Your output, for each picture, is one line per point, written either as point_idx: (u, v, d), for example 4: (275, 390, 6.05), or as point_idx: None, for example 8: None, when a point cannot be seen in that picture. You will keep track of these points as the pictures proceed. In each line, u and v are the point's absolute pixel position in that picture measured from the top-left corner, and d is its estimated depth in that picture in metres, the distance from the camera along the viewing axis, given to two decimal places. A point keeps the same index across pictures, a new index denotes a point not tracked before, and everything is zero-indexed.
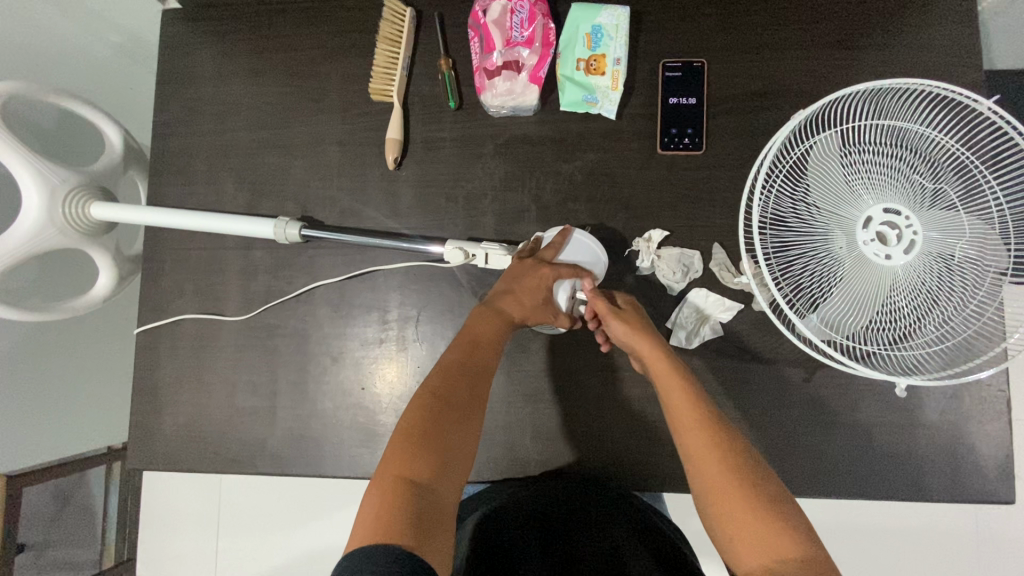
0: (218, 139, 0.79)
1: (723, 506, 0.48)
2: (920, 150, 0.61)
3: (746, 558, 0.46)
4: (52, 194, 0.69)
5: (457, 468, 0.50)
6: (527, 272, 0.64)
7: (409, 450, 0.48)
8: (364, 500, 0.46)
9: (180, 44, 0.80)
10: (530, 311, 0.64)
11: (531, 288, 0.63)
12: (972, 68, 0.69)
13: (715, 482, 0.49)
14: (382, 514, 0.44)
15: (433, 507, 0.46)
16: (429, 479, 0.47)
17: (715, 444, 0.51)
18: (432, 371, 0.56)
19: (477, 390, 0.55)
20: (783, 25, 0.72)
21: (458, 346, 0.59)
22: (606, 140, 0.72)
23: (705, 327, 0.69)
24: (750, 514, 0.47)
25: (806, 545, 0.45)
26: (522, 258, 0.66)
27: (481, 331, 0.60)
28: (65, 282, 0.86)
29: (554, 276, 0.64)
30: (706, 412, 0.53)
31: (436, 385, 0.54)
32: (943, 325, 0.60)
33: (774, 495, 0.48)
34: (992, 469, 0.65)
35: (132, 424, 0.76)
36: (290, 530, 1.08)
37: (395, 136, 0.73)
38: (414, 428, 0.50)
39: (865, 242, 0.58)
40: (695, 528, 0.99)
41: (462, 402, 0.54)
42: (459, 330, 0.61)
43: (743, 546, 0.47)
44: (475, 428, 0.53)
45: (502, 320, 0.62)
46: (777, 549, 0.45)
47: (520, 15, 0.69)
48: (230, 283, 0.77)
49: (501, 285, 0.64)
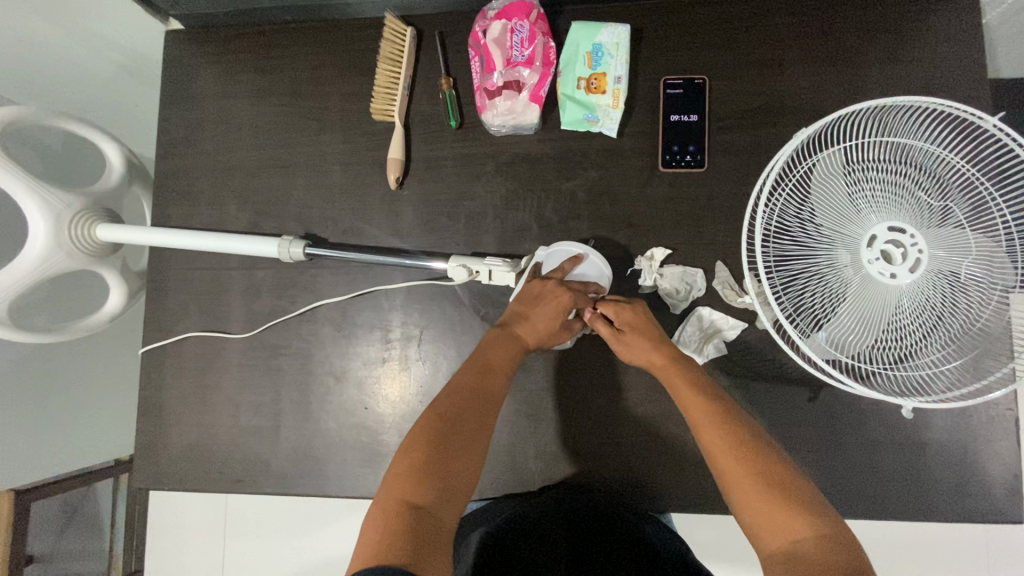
0: (221, 159, 0.79)
1: (737, 490, 0.48)
2: (926, 167, 0.60)
3: (765, 537, 0.46)
4: (57, 216, 0.69)
5: (460, 492, 0.50)
6: (543, 298, 0.63)
7: (412, 473, 0.48)
8: (368, 523, 0.46)
9: (182, 65, 0.80)
10: (546, 336, 0.62)
11: (547, 313, 0.62)
12: (977, 82, 0.68)
13: (728, 467, 0.49)
14: (384, 537, 0.44)
15: (435, 533, 0.46)
16: (431, 504, 0.47)
17: (726, 432, 0.51)
18: (441, 391, 0.56)
19: (484, 413, 0.55)
20: (784, 40, 0.71)
21: (468, 368, 0.59)
22: (607, 157, 0.72)
23: (710, 345, 0.68)
24: (767, 496, 0.47)
25: (818, 522, 0.44)
26: (540, 281, 0.65)
27: (494, 356, 0.59)
28: (73, 300, 0.86)
29: (570, 302, 0.62)
30: (716, 403, 0.53)
31: (442, 406, 0.54)
32: (949, 344, 0.60)
33: (792, 482, 0.47)
34: (1000, 489, 0.64)
35: (137, 444, 0.76)
36: (297, 540, 1.08)
37: (396, 155, 0.73)
38: (417, 450, 0.50)
39: (870, 261, 0.57)
40: (702, 539, 0.98)
41: (467, 427, 0.53)
42: (472, 353, 0.61)
43: (762, 527, 0.46)
44: (480, 455, 0.53)
45: (516, 345, 0.61)
46: (791, 528, 0.45)
47: (520, 35, 0.69)
48: (234, 302, 0.77)
49: (517, 308, 0.63)
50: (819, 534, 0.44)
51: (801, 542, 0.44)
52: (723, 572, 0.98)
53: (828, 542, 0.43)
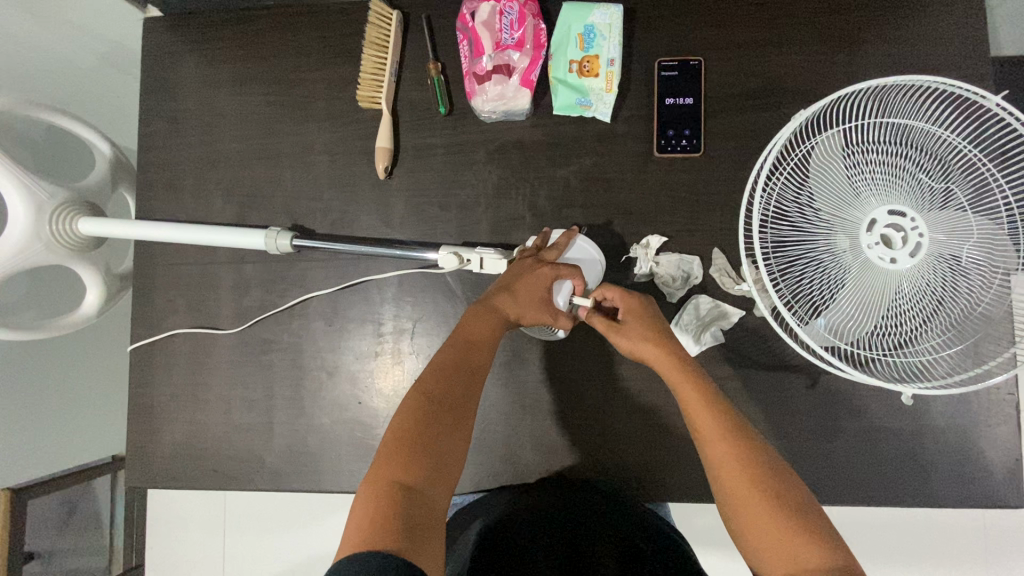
0: (205, 150, 0.77)
1: (740, 511, 0.48)
2: (928, 148, 0.58)
3: (768, 562, 0.45)
4: (38, 210, 0.68)
5: (451, 470, 0.49)
6: (527, 272, 0.62)
7: (401, 453, 0.47)
8: (358, 504, 0.45)
9: (162, 54, 0.78)
10: (529, 310, 0.60)
11: (531, 286, 0.61)
12: (980, 61, 0.67)
13: (733, 489, 0.48)
14: (376, 520, 0.43)
15: (427, 512, 0.45)
16: (420, 483, 0.46)
17: (731, 449, 0.50)
18: (425, 368, 0.55)
19: (470, 387, 0.54)
20: (781, 19, 0.69)
21: (450, 343, 0.57)
22: (601, 143, 0.70)
23: (707, 334, 0.67)
24: (773, 520, 0.46)
25: (822, 546, 0.44)
26: (525, 258, 0.64)
27: (477, 331, 0.57)
28: (56, 296, 0.85)
29: (554, 275, 0.61)
30: (722, 416, 0.52)
31: (428, 384, 0.53)
32: (949, 329, 0.59)
33: (800, 506, 0.47)
34: (1000, 474, 0.63)
35: (130, 443, 0.75)
36: (294, 532, 1.08)
37: (385, 144, 0.72)
38: (405, 430, 0.49)
39: (869, 246, 0.56)
40: (699, 525, 0.99)
41: (453, 402, 0.52)
42: (454, 327, 0.59)
43: (765, 552, 0.46)
44: (467, 430, 0.52)
45: (495, 317, 0.59)
46: (795, 554, 0.44)
47: (510, 16, 0.67)
48: (222, 297, 0.76)
49: (500, 284, 0.62)
50: (818, 540, 0.44)
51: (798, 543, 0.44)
52: (720, 558, 0.98)
53: (826, 552, 0.44)
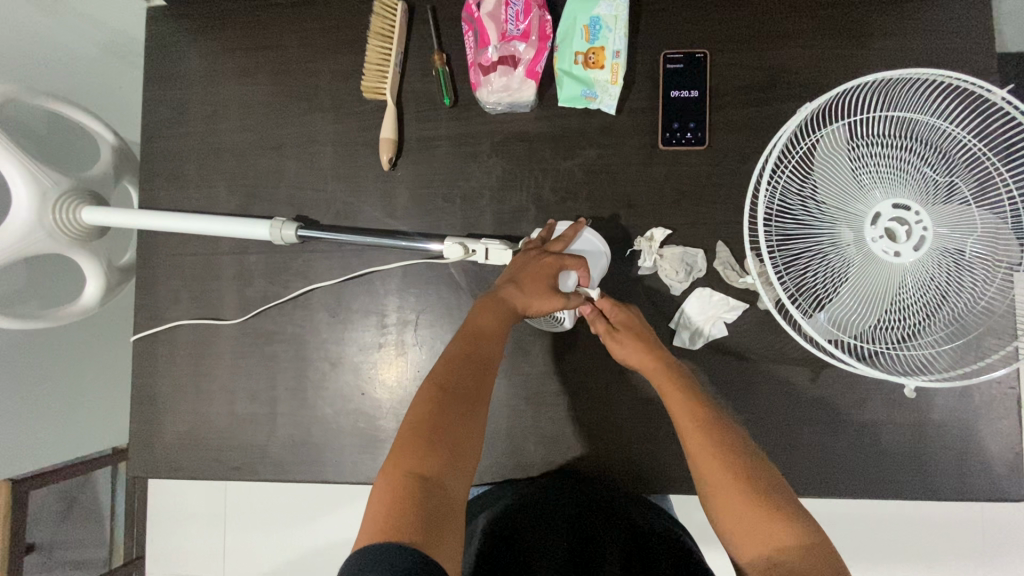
0: (208, 140, 0.77)
1: (716, 496, 0.49)
2: (932, 142, 0.58)
3: (745, 544, 0.46)
4: (43, 198, 0.68)
5: (467, 462, 0.49)
6: (531, 263, 0.62)
7: (417, 445, 0.48)
8: (374, 496, 0.45)
9: (166, 44, 0.77)
10: (533, 298, 0.60)
11: (534, 276, 0.61)
12: (983, 58, 0.67)
13: (712, 479, 0.49)
14: (393, 510, 0.43)
15: (446, 502, 0.45)
16: (437, 473, 0.47)
17: (709, 439, 0.51)
18: (436, 362, 0.55)
19: (482, 378, 0.54)
20: (787, 13, 0.69)
21: (460, 336, 0.58)
22: (606, 135, 0.71)
23: (710, 327, 0.67)
24: (750, 505, 0.47)
25: (797, 524, 0.45)
26: (530, 250, 0.64)
27: (484, 323, 0.58)
28: (58, 286, 0.85)
29: (557, 265, 0.61)
30: (697, 408, 0.54)
31: (441, 376, 0.53)
32: (953, 323, 0.59)
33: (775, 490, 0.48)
34: (1001, 468, 0.64)
35: (133, 433, 0.75)
36: (292, 523, 1.08)
37: (390, 135, 0.72)
38: (419, 423, 0.49)
39: (873, 239, 0.56)
40: (699, 519, 0.99)
41: (465, 394, 0.52)
42: (461, 321, 0.59)
43: (740, 534, 0.47)
44: (482, 420, 0.52)
45: (501, 308, 0.59)
46: (770, 534, 0.45)
47: (516, 7, 0.66)
48: (226, 287, 0.76)
49: (507, 276, 0.62)
50: (795, 527, 0.45)
51: (781, 550, 0.44)
52: (718, 550, 0.99)
53: (800, 530, 0.45)
